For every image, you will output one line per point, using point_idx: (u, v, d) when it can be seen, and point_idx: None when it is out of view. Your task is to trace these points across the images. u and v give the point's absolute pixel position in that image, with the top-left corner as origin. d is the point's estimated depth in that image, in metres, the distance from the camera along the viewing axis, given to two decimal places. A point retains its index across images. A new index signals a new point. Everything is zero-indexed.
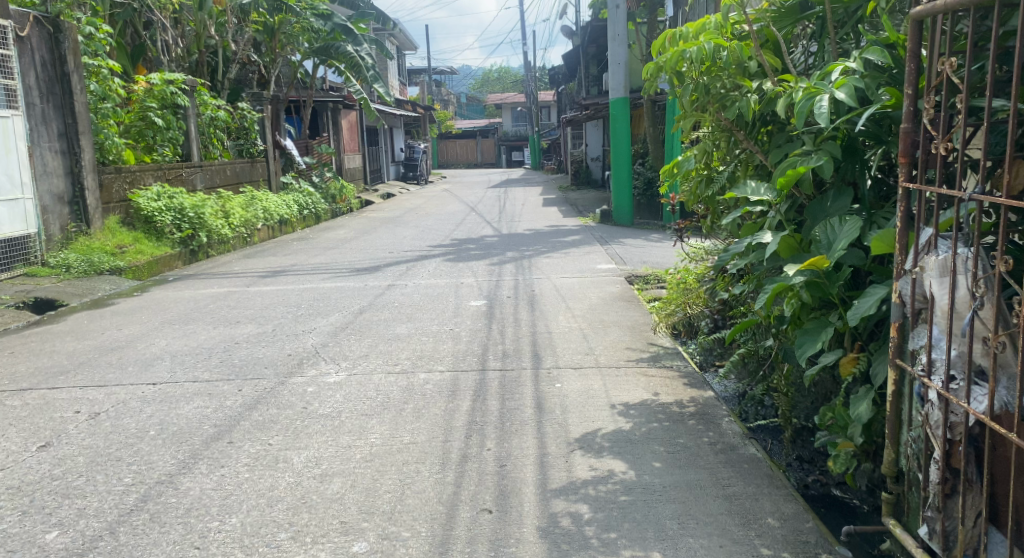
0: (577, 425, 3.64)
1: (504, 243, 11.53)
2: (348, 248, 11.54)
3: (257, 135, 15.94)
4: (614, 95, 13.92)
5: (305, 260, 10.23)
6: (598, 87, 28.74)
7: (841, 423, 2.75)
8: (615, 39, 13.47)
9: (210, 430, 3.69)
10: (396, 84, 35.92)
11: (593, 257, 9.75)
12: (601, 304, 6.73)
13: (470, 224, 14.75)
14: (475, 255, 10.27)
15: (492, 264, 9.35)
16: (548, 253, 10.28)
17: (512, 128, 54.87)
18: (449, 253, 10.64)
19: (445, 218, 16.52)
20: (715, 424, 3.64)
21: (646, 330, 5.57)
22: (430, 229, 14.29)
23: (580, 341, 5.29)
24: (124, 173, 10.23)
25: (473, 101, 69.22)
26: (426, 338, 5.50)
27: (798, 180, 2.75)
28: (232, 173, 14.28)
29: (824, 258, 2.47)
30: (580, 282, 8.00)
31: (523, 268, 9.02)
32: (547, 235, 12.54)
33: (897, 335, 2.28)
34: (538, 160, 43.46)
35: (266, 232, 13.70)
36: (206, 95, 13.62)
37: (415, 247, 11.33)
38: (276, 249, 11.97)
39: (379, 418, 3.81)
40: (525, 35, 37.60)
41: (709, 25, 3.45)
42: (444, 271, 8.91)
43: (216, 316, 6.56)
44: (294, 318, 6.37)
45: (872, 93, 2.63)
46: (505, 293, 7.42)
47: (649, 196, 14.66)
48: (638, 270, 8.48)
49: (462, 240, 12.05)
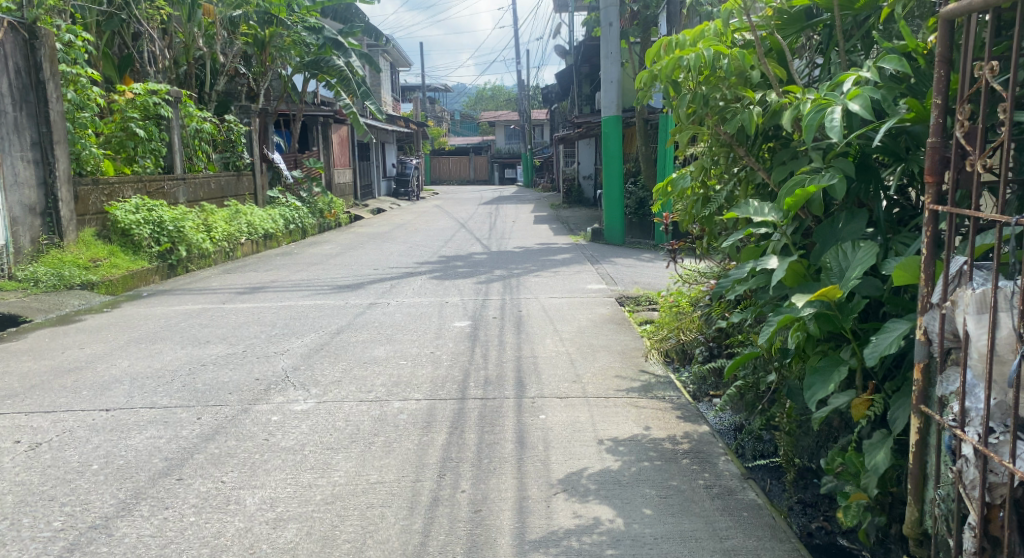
0: (561, 464, 3.34)
1: (493, 261, 11.26)
2: (332, 264, 11.25)
3: (243, 148, 15.69)
4: (607, 112, 13.74)
5: (286, 277, 9.92)
6: (590, 105, 28.68)
7: (853, 470, 2.46)
8: (609, 56, 13.34)
9: (159, 464, 3.37)
10: (388, 99, 35.79)
11: (583, 276, 9.49)
12: (590, 326, 6.46)
13: (459, 241, 14.47)
14: (462, 273, 9.99)
15: (479, 283, 9.06)
16: (537, 272, 10.01)
17: (506, 145, 54.86)
18: (436, 270, 10.36)
19: (434, 235, 16.26)
20: (711, 464, 3.35)
21: (637, 356, 5.29)
22: (418, 245, 14.03)
23: (568, 367, 5.00)
24: (102, 185, 9.92)
25: (466, 118, 69.27)
26: (404, 362, 5.20)
27: (807, 200, 2.49)
28: (216, 186, 13.97)
29: (837, 288, 2.20)
30: (569, 302, 7.73)
31: (511, 287, 8.75)
32: (537, 253, 12.28)
33: (921, 378, 2.02)
34: (530, 177, 43.30)
35: (250, 247, 13.38)
36: (192, 106, 13.15)
37: (401, 264, 11.04)
38: (258, 264, 11.65)
39: (345, 453, 3.50)
40: (518, 53, 37.67)
41: (708, 32, 3.20)
42: (429, 289, 8.62)
43: (186, 336, 6.23)
44: (267, 339, 6.05)
45: (889, 107, 2.40)
46: (491, 313, 7.13)
47: (641, 215, 14.45)
48: (629, 291, 8.22)
49: (450, 257, 11.78)
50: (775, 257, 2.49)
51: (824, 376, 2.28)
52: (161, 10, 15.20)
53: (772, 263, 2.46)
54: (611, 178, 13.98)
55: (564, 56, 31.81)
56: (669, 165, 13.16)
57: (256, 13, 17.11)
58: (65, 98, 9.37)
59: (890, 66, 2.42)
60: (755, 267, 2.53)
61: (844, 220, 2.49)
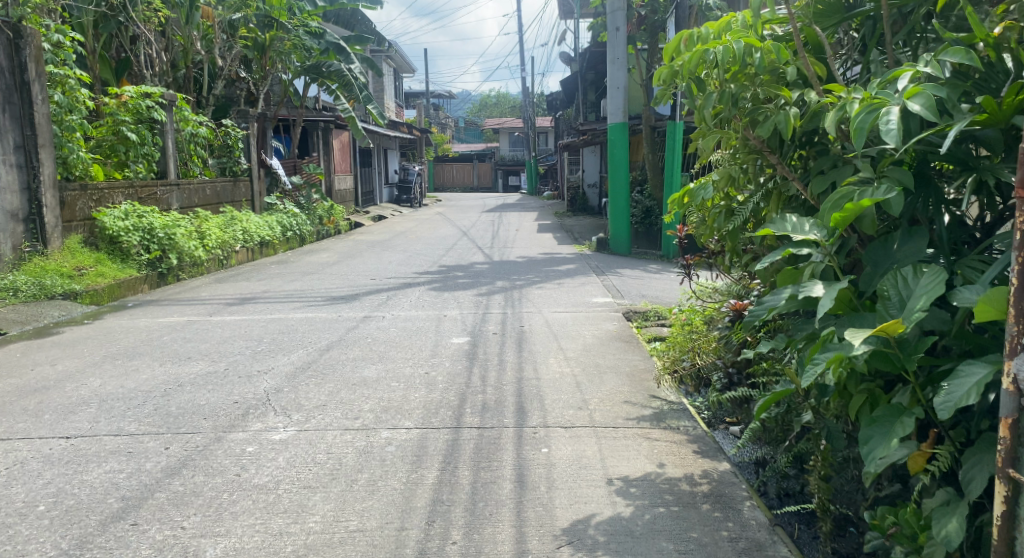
0: (565, 510, 2.97)
1: (495, 271, 10.90)
2: (328, 273, 10.90)
3: (241, 153, 15.39)
4: (613, 119, 13.41)
5: (280, 287, 9.57)
6: (595, 113, 28.36)
7: (910, 535, 2.06)
8: (615, 62, 13.01)
9: (114, 504, 3.01)
10: (391, 105, 35.55)
11: (588, 288, 9.13)
12: (596, 344, 6.09)
13: (460, 250, 14.12)
14: (462, 284, 9.63)
15: (478, 295, 8.70)
16: (540, 283, 9.65)
17: (509, 153, 54.62)
18: (435, 281, 10.01)
19: (435, 243, 15.92)
20: (735, 512, 2.98)
21: (647, 379, 4.93)
22: (418, 254, 13.68)
23: (572, 392, 4.62)
24: (90, 190, 9.60)
25: (470, 126, 69.14)
26: (396, 383, 4.83)
27: (857, 217, 2.12)
28: (211, 192, 13.65)
29: (901, 324, 1.82)
30: (574, 317, 7.36)
31: (512, 300, 8.39)
32: (540, 264, 11.91)
33: (1008, 436, 1.62)
34: (534, 185, 43.01)
35: (245, 255, 13.05)
36: (187, 109, 12.84)
37: (399, 274, 10.69)
38: (253, 273, 11.32)
39: (324, 493, 3.13)
40: (522, 60, 37.42)
41: (734, 23, 2.83)
42: (427, 302, 8.25)
43: (166, 351, 5.87)
44: (252, 355, 5.69)
45: (955, 107, 2.05)
46: (491, 328, 6.76)
47: (648, 224, 14.09)
48: (636, 305, 7.85)
49: (450, 267, 11.42)
50: (820, 283, 2.11)
51: (883, 427, 1.92)
52: (158, 12, 14.93)
53: (817, 290, 2.09)
54: (616, 187, 13.63)
55: (568, 63, 31.56)
56: (677, 173, 12.81)
57: (256, 17, 16.83)
58: (52, 100, 9.06)
59: (956, 60, 2.07)
60: (795, 294, 2.16)
61: (900, 239, 2.13)
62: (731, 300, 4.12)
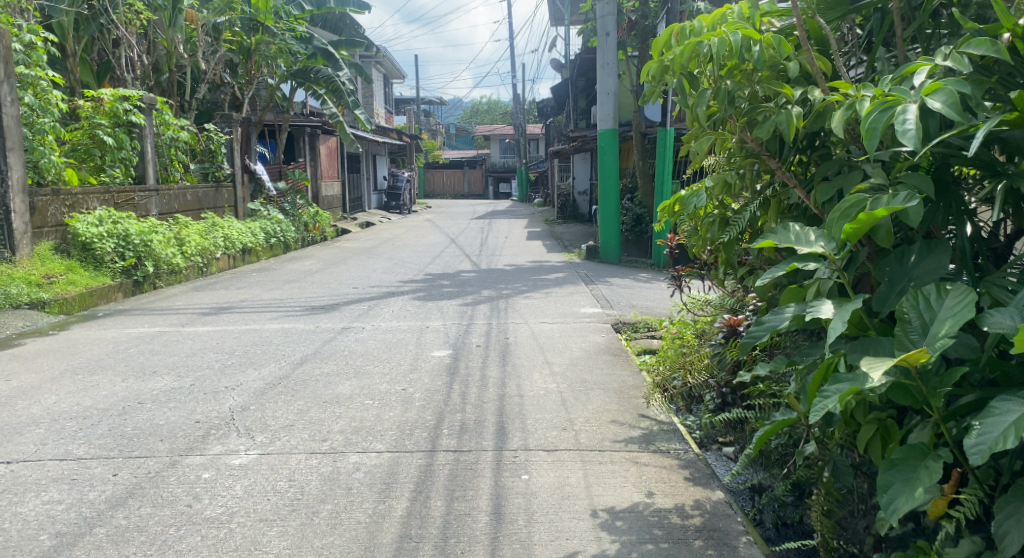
0: (545, 548, 2.70)
1: (481, 280, 10.64)
2: (310, 282, 10.61)
3: (224, 159, 15.09)
4: (603, 126, 13.22)
5: (258, 295, 9.27)
6: (585, 120, 28.23)
7: None
8: (605, 68, 12.81)
9: (47, 542, 2.72)
10: (381, 111, 35.34)
11: (577, 298, 8.89)
12: (584, 357, 5.85)
13: (447, 258, 13.85)
14: (447, 293, 9.37)
15: (463, 304, 8.44)
16: (527, 292, 9.41)
17: (500, 160, 54.47)
18: (420, 290, 9.74)
19: (422, 250, 15.65)
20: (730, 549, 2.72)
21: (636, 396, 4.68)
22: (404, 261, 13.40)
23: (557, 411, 4.36)
24: (63, 195, 9.29)
25: (461, 133, 68.99)
26: (370, 401, 4.56)
27: (870, 229, 1.89)
28: (192, 198, 13.34)
29: (926, 352, 1.59)
30: (561, 328, 7.12)
31: (498, 310, 8.14)
32: (528, 272, 11.66)
33: None
34: (525, 192, 42.83)
35: (226, 262, 12.74)
36: (168, 114, 12.55)
37: (384, 282, 10.42)
38: (233, 281, 11.03)
39: (282, 527, 2.85)
40: (513, 67, 37.26)
41: (730, 14, 2.60)
42: (410, 312, 7.98)
43: (131, 363, 5.58)
44: (221, 370, 5.40)
45: (979, 106, 1.83)
46: (475, 340, 6.49)
47: (638, 232, 13.88)
48: (625, 316, 7.63)
49: (436, 275, 11.15)
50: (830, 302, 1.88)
51: (904, 472, 1.69)
52: (140, 14, 14.65)
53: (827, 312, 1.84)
54: (607, 194, 13.41)
55: (559, 70, 31.44)
56: (668, 181, 12.62)
57: (242, 20, 16.58)
58: (23, 102, 8.76)
59: (981, 52, 1.85)
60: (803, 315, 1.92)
61: (918, 254, 1.91)
62: (724, 314, 3.88)
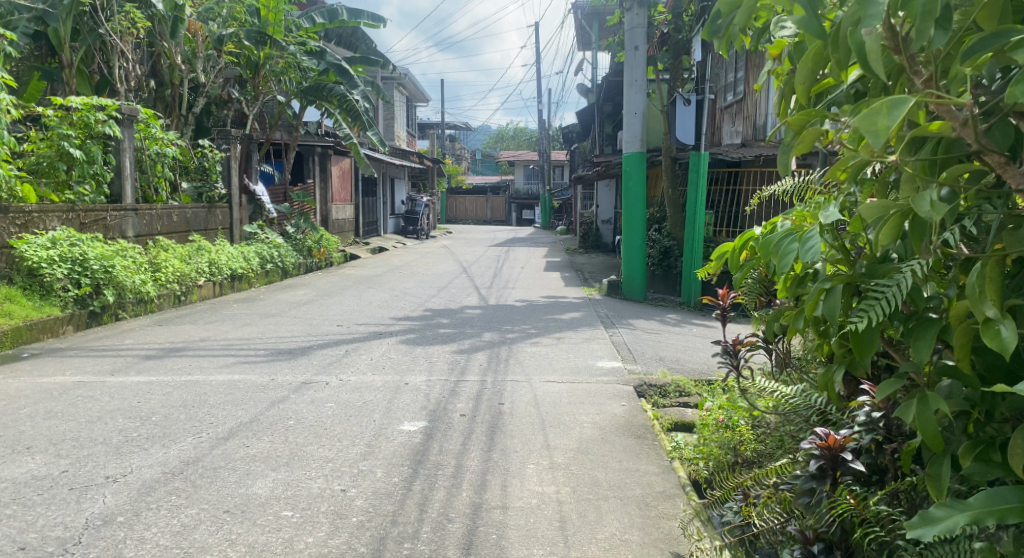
0: None
1: (487, 318, 9.35)
2: (293, 316, 9.37)
3: (219, 177, 14.04)
4: (629, 148, 11.91)
5: (225, 332, 8.02)
6: (611, 146, 27.09)
7: None
8: (633, 85, 11.59)
9: None
10: (402, 134, 34.46)
11: (594, 345, 7.56)
12: (598, 436, 4.49)
13: (454, 290, 12.55)
14: (443, 335, 8.03)
15: (458, 351, 7.09)
16: (537, 336, 8.09)
17: (524, 186, 53.35)
18: (413, 329, 8.44)
19: (430, 280, 14.42)
20: None
21: (669, 515, 3.31)
22: (407, 293, 12.15)
23: (552, 543, 3.00)
24: (13, 214, 8.24)
25: (487, 157, 68.30)
26: (288, 515, 3.23)
27: None
28: (179, 218, 12.25)
29: None
30: (572, 387, 5.78)
31: (499, 359, 6.83)
32: (542, 309, 10.34)
33: None
34: (548, 220, 41.54)
35: (210, 289, 11.59)
36: (154, 128, 11.56)
37: (375, 318, 9.14)
38: (208, 312, 9.81)
39: None
40: (539, 91, 36.20)
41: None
42: (392, 359, 6.67)
43: (7, 432, 4.31)
44: (116, 447, 4.09)
45: None
46: (461, 405, 5.15)
47: (666, 267, 12.54)
48: (653, 373, 6.30)
49: (437, 311, 9.86)
50: None
51: None
52: (138, 23, 13.69)
53: None
54: (633, 224, 12.09)
55: (586, 95, 30.29)
56: (701, 210, 11.46)
57: (248, 32, 15.58)
58: None
59: None
60: None
61: None
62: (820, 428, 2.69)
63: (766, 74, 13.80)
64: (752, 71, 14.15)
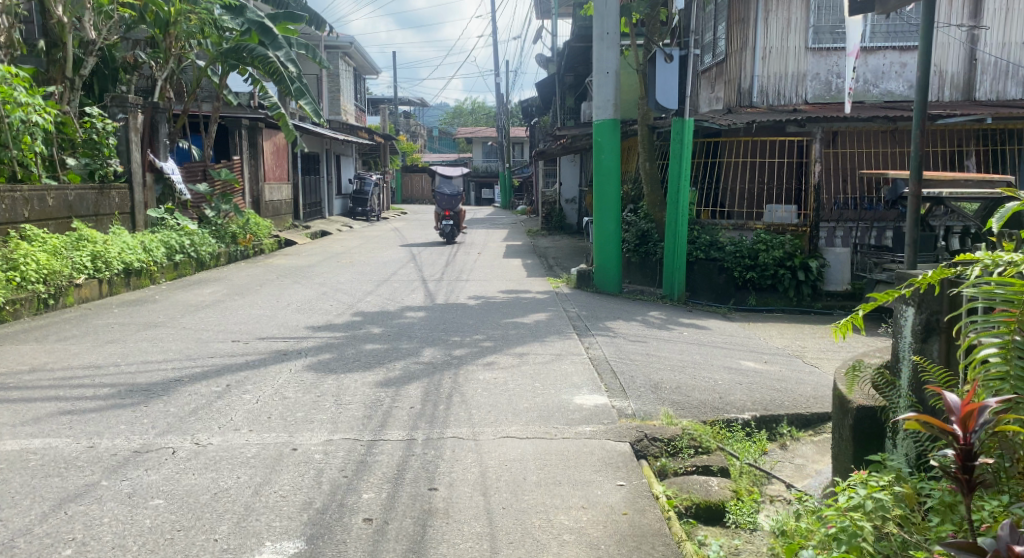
0: None
1: (432, 324, 7.46)
2: (183, 326, 7.32)
3: (114, 152, 11.73)
4: (600, 114, 10.03)
5: (75, 355, 5.95)
6: (573, 120, 25.38)
7: None
8: (604, 38, 9.81)
9: None
10: (350, 107, 32.08)
11: (569, 365, 5.76)
12: None
13: (396, 284, 10.56)
14: (369, 355, 6.06)
15: (384, 383, 5.18)
16: (496, 351, 6.23)
17: (483, 163, 51.08)
18: (332, 342, 6.50)
19: (372, 270, 12.40)
20: None
21: None
22: (340, 288, 10.14)
23: None
24: None
25: (445, 135, 65.96)
26: None
27: None
28: (58, 202, 10.00)
29: None
30: (541, 446, 3.94)
31: (440, 392, 4.95)
32: (501, 310, 8.48)
33: None
34: (508, 199, 39.64)
35: (92, 288, 9.43)
36: (17, 91, 9.33)
37: (286, 328, 7.14)
38: (77, 321, 7.69)
39: None
40: (497, 64, 34.19)
41: None
42: (289, 401, 4.73)
43: None
44: None
45: None
46: (368, 497, 3.28)
47: (643, 253, 10.91)
48: (654, 416, 4.51)
49: (371, 315, 7.91)
50: None
51: None
52: None
53: None
54: (606, 206, 10.23)
55: (544, 66, 28.37)
56: (686, 185, 9.72)
57: None
58: None
59: None
60: None
61: None
62: None
63: (751, 31, 12.04)
64: (734, 28, 12.40)
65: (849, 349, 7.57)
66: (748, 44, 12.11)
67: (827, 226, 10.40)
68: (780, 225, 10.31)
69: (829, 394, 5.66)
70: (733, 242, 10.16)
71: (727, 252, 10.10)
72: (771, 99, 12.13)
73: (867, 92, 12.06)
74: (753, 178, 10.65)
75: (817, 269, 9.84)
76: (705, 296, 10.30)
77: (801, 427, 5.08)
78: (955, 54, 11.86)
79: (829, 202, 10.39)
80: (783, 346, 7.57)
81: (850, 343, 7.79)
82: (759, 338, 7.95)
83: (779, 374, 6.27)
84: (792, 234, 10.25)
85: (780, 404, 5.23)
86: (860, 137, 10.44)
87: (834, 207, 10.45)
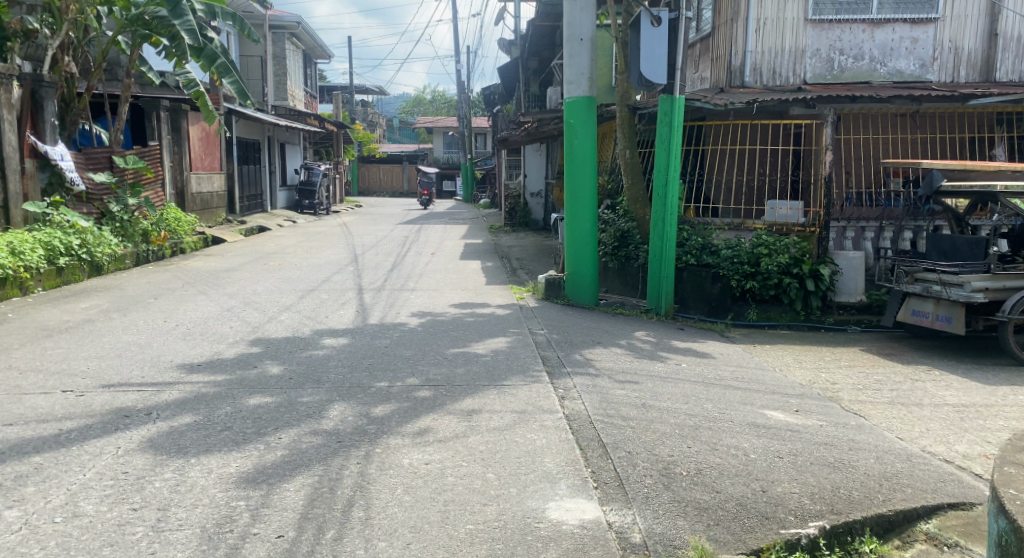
0: None
1: (355, 357, 5.63)
2: (9, 363, 5.34)
3: None
4: (574, 90, 8.26)
5: None
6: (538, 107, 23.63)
7: None
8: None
9: None
10: (300, 92, 29.65)
11: (538, 433, 3.98)
12: None
13: (325, 296, 8.65)
14: (249, 417, 4.19)
15: (252, 476, 3.35)
16: (433, 406, 4.43)
17: (445, 154, 48.81)
18: (204, 393, 4.61)
19: (301, 276, 10.46)
20: None
21: None
22: (252, 301, 8.20)
23: None
24: None
25: (405, 126, 63.01)
26: None
27: None
28: None
29: None
30: None
31: (336, 496, 3.14)
32: (449, 333, 6.66)
33: None
34: (469, 193, 37.18)
35: None
36: None
37: (150, 369, 5.20)
38: None
39: None
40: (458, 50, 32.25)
41: None
42: (82, 523, 2.88)
43: None
44: None
45: None
46: None
47: (622, 258, 9.24)
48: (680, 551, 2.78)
49: (277, 344, 6.02)
50: None
51: None
52: None
53: None
54: (580, 200, 8.49)
55: (507, 51, 26.53)
56: (675, 176, 8.06)
57: None
58: None
59: None
60: None
61: None
62: None
63: None
64: None
65: (890, 384, 5.97)
66: (740, 14, 10.45)
67: (836, 226, 8.83)
68: (784, 225, 8.69)
69: (904, 471, 4.00)
70: (729, 245, 8.51)
71: (723, 257, 8.46)
72: (767, 78, 10.51)
73: (874, 71, 10.51)
74: (753, 169, 9.02)
75: (828, 277, 8.27)
76: (696, 309, 8.64)
77: (882, 537, 3.32)
78: (973, 28, 10.39)
79: (839, 198, 8.85)
80: (808, 382, 5.93)
81: (889, 376, 6.20)
82: (774, 369, 6.30)
83: (822, 433, 4.58)
84: (799, 236, 8.62)
85: (847, 498, 3.53)
86: (874, 122, 8.89)
87: (845, 204, 8.92)
